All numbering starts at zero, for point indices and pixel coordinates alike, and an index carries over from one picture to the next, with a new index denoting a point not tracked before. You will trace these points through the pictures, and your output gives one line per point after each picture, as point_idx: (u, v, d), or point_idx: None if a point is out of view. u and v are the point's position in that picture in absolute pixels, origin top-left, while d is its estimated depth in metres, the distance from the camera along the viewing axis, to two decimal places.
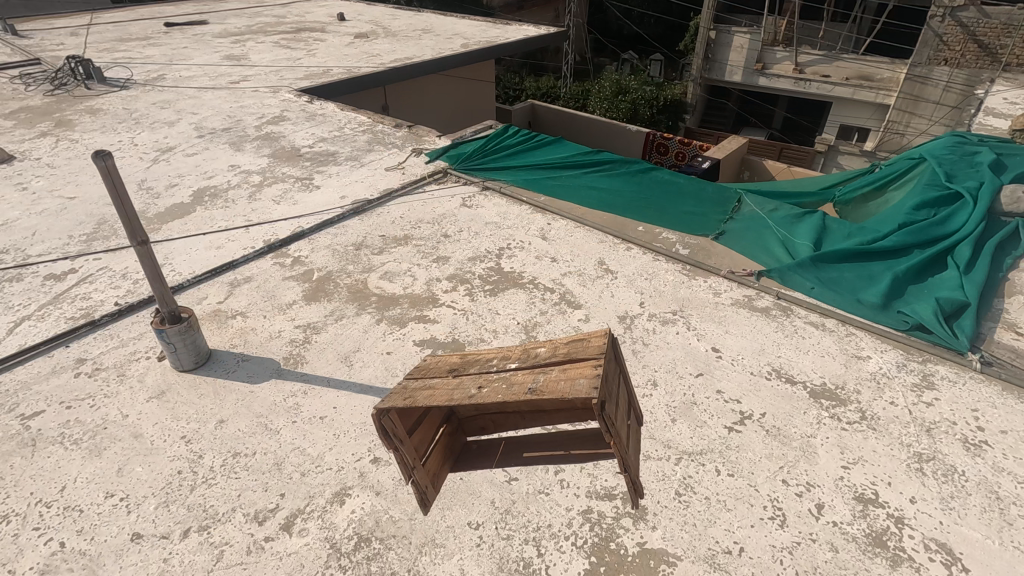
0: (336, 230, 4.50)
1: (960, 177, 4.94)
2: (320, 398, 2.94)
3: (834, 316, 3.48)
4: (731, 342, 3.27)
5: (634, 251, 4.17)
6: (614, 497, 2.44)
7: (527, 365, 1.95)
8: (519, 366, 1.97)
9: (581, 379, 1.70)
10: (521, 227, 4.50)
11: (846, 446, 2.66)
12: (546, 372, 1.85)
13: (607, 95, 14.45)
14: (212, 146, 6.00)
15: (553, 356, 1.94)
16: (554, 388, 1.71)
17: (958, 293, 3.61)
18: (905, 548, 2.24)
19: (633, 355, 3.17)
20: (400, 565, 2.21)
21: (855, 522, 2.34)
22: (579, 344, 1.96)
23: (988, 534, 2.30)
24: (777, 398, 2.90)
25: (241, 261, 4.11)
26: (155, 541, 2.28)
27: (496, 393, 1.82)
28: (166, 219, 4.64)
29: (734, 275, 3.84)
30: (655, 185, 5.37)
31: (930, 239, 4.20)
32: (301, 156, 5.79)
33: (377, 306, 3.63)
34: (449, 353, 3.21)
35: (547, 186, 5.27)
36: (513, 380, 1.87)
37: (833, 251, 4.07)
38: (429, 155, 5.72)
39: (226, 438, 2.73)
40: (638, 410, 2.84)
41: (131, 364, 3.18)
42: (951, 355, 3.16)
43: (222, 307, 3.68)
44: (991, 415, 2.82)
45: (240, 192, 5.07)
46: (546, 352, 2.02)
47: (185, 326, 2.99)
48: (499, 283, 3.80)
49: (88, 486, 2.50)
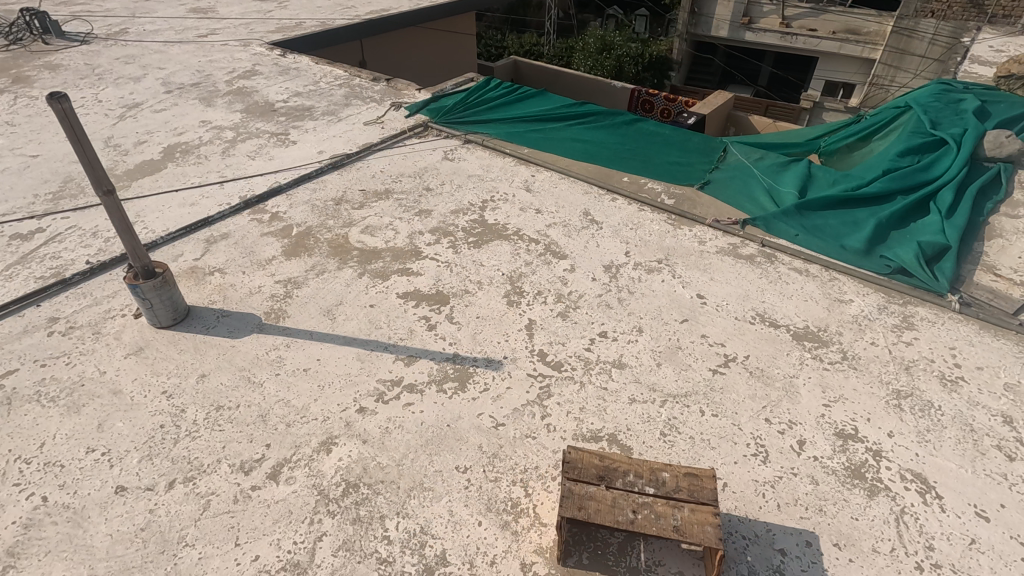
0: (314, 185, 4.39)
1: (945, 124, 4.83)
2: (304, 351, 2.98)
3: (817, 262, 3.56)
4: (715, 289, 3.34)
5: (619, 201, 4.18)
6: (600, 439, 2.52)
7: (666, 494, 2.08)
8: (656, 492, 2.09)
9: (713, 529, 1.96)
10: (504, 180, 4.45)
11: (827, 385, 2.76)
12: (682, 508, 2.03)
13: (592, 50, 14.07)
14: (181, 101, 5.76)
15: (679, 492, 2.09)
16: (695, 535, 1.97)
17: (939, 237, 3.67)
18: (882, 478, 2.37)
19: (619, 303, 3.24)
20: (388, 508, 2.30)
21: (835, 455, 2.46)
22: (697, 482, 2.13)
23: (961, 463, 2.43)
24: (761, 341, 3.00)
25: (216, 217, 3.99)
26: (141, 493, 2.35)
27: (651, 525, 1.98)
28: (136, 176, 4.48)
29: (719, 223, 3.87)
30: (639, 136, 5.27)
31: (914, 185, 4.19)
32: (275, 111, 5.58)
33: (361, 260, 3.60)
34: (434, 305, 3.24)
35: (531, 138, 5.16)
36: (658, 514, 2.01)
37: (818, 198, 4.07)
38: (409, 108, 5.55)
39: (208, 391, 2.77)
40: (623, 355, 2.92)
41: (106, 322, 3.16)
42: (931, 297, 3.27)
43: (198, 263, 3.59)
44: (968, 352, 2.94)
45: (213, 147, 4.90)
46: (673, 479, 2.14)
47: (159, 281, 2.93)
48: (482, 235, 3.80)
49: (69, 442, 2.54)
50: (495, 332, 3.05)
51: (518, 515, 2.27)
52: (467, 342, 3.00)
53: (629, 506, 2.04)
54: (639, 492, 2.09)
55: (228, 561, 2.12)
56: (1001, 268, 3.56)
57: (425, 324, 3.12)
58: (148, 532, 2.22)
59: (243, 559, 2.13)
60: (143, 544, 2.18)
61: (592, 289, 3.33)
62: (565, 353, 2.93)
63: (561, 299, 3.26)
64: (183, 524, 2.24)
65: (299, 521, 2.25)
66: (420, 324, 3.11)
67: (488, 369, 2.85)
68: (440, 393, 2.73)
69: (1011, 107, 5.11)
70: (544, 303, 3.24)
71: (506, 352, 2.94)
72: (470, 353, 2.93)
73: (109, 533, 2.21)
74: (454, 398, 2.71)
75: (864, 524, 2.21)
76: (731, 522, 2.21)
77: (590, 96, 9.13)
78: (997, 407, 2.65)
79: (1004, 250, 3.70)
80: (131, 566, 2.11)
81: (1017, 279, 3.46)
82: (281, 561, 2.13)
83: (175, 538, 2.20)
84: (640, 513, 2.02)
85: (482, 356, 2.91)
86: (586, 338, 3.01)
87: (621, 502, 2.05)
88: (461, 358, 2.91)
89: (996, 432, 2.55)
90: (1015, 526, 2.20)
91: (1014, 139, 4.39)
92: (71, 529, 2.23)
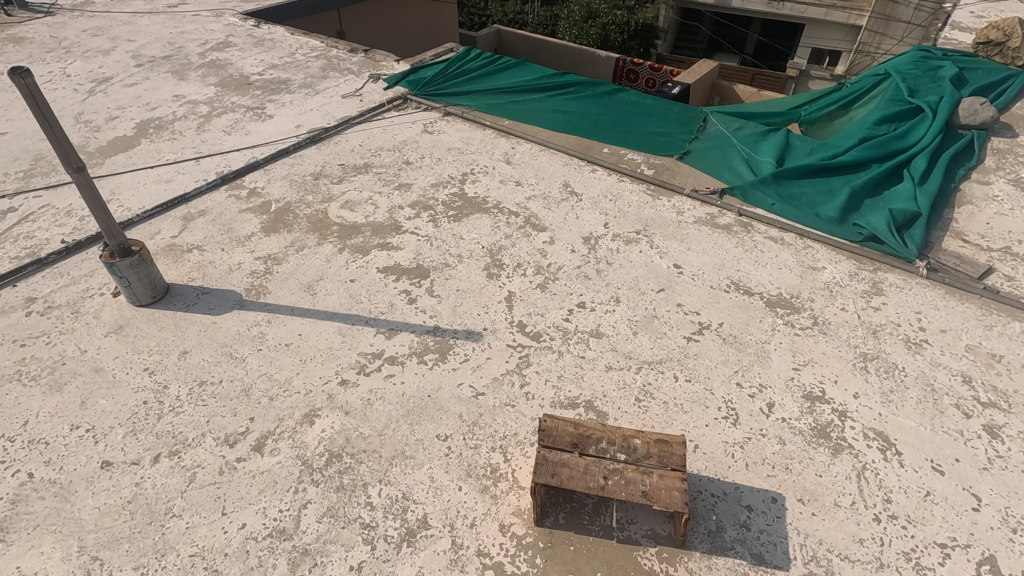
0: (292, 160, 4.34)
1: (922, 93, 4.84)
2: (286, 326, 3.00)
3: (793, 231, 3.63)
4: (692, 259, 3.40)
5: (599, 172, 4.22)
6: (578, 406, 2.60)
7: (635, 461, 2.15)
8: (626, 459, 2.17)
9: (679, 494, 2.05)
10: (485, 152, 4.44)
11: (798, 349, 2.86)
12: (651, 474, 2.11)
13: (578, 18, 13.80)
14: (153, 75, 5.61)
15: (648, 459, 2.16)
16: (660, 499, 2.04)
17: (911, 204, 3.76)
18: (846, 436, 2.49)
19: (597, 274, 3.29)
20: (371, 476, 2.36)
21: (803, 417, 2.57)
22: (666, 449, 2.20)
23: (921, 421, 2.54)
24: (735, 309, 3.08)
25: (192, 194, 3.95)
26: (127, 467, 2.39)
27: (620, 491, 2.07)
28: (109, 153, 4.40)
29: (697, 193, 3.93)
30: (620, 107, 5.24)
31: (888, 153, 4.24)
32: (251, 84, 5.46)
33: (340, 235, 3.60)
34: (414, 279, 3.27)
35: (511, 110, 5.13)
36: (628, 480, 2.09)
37: (795, 168, 4.11)
38: (388, 80, 5.46)
39: (191, 367, 2.80)
40: (600, 325, 2.98)
41: (85, 301, 3.15)
42: (900, 263, 3.37)
43: (176, 241, 3.57)
44: (933, 316, 3.05)
45: (188, 122, 4.81)
46: (643, 445, 2.22)
47: (136, 259, 2.92)
48: (462, 208, 3.82)
49: (52, 420, 2.57)
50: (475, 305, 3.10)
51: (497, 480, 2.35)
52: (447, 315, 3.04)
53: (601, 473, 2.12)
54: (610, 459, 2.17)
55: (215, 530, 2.19)
56: (969, 234, 3.65)
57: (405, 298, 3.15)
58: (136, 504, 2.27)
59: (230, 528, 2.20)
60: (130, 516, 2.23)
61: (571, 261, 3.38)
62: (544, 323, 2.99)
63: (540, 271, 3.30)
64: (169, 496, 2.29)
65: (284, 490, 2.31)
66: (400, 299, 3.14)
67: (468, 341, 2.90)
68: (420, 364, 2.79)
69: (987, 74, 5.14)
70: (523, 276, 3.28)
71: (485, 324, 2.99)
72: (450, 326, 2.98)
73: (96, 506, 2.26)
74: (434, 369, 2.77)
75: (827, 480, 2.33)
76: (701, 481, 2.33)
77: (573, 66, 8.99)
78: (957, 367, 2.77)
79: (973, 216, 3.79)
80: (119, 537, 2.17)
81: (984, 244, 3.55)
82: (267, 528, 2.20)
83: (162, 509, 2.25)
84: (611, 479, 2.10)
85: (462, 328, 2.96)
86: (564, 309, 3.07)
87: (593, 469, 2.13)
88: (441, 331, 2.96)
89: (955, 391, 2.67)
90: (967, 479, 2.33)
91: (988, 106, 4.45)
92: (58, 503, 2.27)
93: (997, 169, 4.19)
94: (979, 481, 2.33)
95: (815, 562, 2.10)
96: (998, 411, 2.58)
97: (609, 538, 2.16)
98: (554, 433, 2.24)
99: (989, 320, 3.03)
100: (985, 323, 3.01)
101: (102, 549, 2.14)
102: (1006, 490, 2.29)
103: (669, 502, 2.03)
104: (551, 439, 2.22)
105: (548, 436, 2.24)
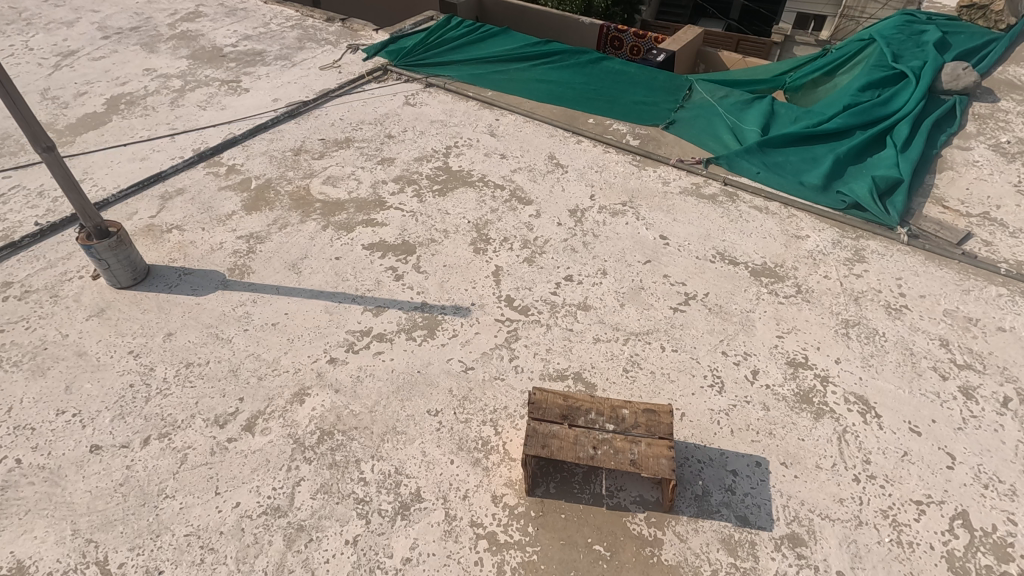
0: (271, 135, 4.24)
1: (906, 58, 4.81)
2: (271, 306, 2.97)
3: (777, 199, 3.67)
4: (678, 230, 3.42)
5: (585, 143, 4.19)
6: (566, 377, 2.63)
7: (624, 431, 2.19)
8: (615, 429, 2.21)
9: (667, 462, 2.09)
10: (468, 124, 4.37)
11: (781, 317, 2.91)
12: (639, 443, 2.15)
13: None
14: (121, 47, 5.39)
15: (636, 428, 2.20)
16: (649, 469, 2.08)
17: (893, 171, 3.79)
18: (828, 401, 2.55)
19: (584, 247, 3.30)
20: (363, 452, 2.38)
21: (786, 383, 2.62)
22: (654, 418, 2.24)
23: (899, 384, 2.62)
24: (720, 279, 3.11)
25: (168, 172, 3.85)
26: (117, 450, 2.38)
27: (609, 460, 2.11)
28: (80, 131, 4.25)
29: (682, 163, 3.93)
30: (604, 77, 5.15)
31: (872, 120, 4.25)
32: (224, 56, 5.28)
33: (324, 212, 3.55)
34: (401, 256, 3.25)
35: (494, 81, 5.04)
36: (617, 449, 2.14)
37: (779, 136, 4.11)
38: (366, 51, 5.31)
39: (177, 349, 2.77)
40: (588, 298, 3.00)
41: (63, 285, 3.08)
42: (882, 230, 3.42)
43: (154, 221, 3.49)
44: (913, 282, 3.11)
45: (160, 97, 4.66)
46: (632, 415, 2.25)
47: (114, 241, 2.86)
48: (447, 182, 3.78)
49: (37, 405, 2.54)
50: (462, 280, 3.10)
51: (489, 452, 2.38)
52: (435, 291, 3.04)
53: (590, 443, 2.16)
54: (599, 429, 2.21)
55: (209, 509, 2.20)
56: (949, 201, 3.69)
57: (392, 275, 3.13)
58: (127, 487, 2.27)
59: (224, 506, 2.21)
60: (123, 498, 2.24)
61: (558, 235, 3.37)
62: (532, 297, 2.99)
63: (527, 245, 3.30)
64: (161, 477, 2.30)
65: (277, 469, 2.32)
66: (387, 276, 3.12)
67: (456, 317, 2.90)
68: (409, 341, 2.80)
69: (970, 39, 5.11)
70: (510, 250, 3.28)
71: (473, 299, 2.99)
72: (437, 302, 2.98)
73: (88, 490, 2.26)
74: (423, 345, 2.78)
75: (809, 444, 2.40)
76: (688, 448, 2.38)
77: (556, 33, 8.74)
78: (935, 331, 2.84)
79: (953, 181, 3.83)
80: (113, 519, 2.18)
81: (963, 210, 3.60)
82: (261, 506, 2.21)
83: (155, 491, 2.26)
84: (600, 449, 2.14)
85: (450, 304, 2.96)
86: (552, 283, 3.07)
87: (583, 439, 2.17)
88: (429, 307, 2.95)
89: (933, 354, 2.74)
90: (942, 438, 2.42)
91: (970, 71, 4.44)
92: (49, 488, 2.27)
93: (978, 135, 4.22)
94: (953, 440, 2.41)
95: (797, 522, 2.18)
96: (973, 372, 2.66)
97: (598, 507, 2.21)
98: (543, 408, 2.26)
99: (966, 284, 3.09)
100: (963, 287, 3.07)
101: (96, 532, 2.14)
102: (978, 449, 2.38)
103: (658, 470, 2.07)
104: (540, 416, 2.24)
105: (539, 411, 2.26)
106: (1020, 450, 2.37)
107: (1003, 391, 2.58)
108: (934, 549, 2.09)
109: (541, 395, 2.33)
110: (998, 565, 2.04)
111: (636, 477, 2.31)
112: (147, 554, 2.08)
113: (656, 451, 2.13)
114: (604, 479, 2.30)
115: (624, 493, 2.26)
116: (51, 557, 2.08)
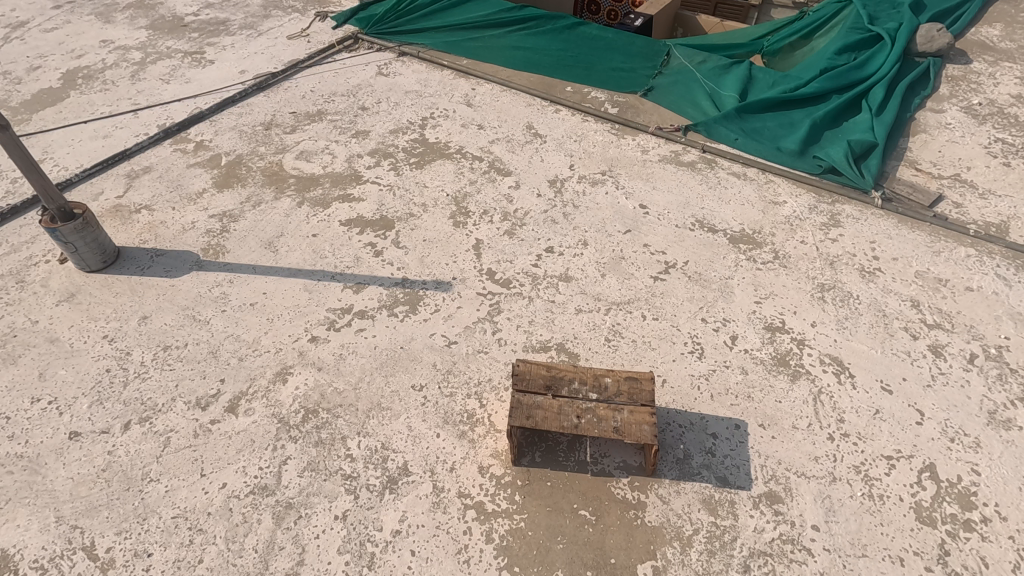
0: (239, 109, 4.10)
1: (882, 20, 4.77)
2: (248, 285, 2.93)
3: (754, 165, 3.70)
4: (657, 199, 3.42)
5: (563, 112, 4.14)
6: (549, 348, 2.65)
7: (606, 399, 2.23)
8: (598, 398, 2.24)
9: (649, 428, 2.14)
10: (444, 95, 4.28)
11: (759, 284, 2.96)
12: (621, 411, 2.19)
13: None
14: (74, 18, 5.12)
15: (618, 396, 2.24)
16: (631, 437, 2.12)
17: (868, 135, 3.81)
18: (804, 363, 2.62)
19: (564, 218, 3.29)
20: (349, 429, 2.39)
21: (764, 347, 2.68)
22: (636, 386, 2.28)
23: (873, 345, 2.69)
24: (700, 247, 3.14)
25: (134, 149, 3.71)
26: (97, 436, 2.35)
27: (593, 428, 2.14)
28: (36, 108, 4.06)
29: (661, 131, 3.92)
30: (581, 41, 5.01)
31: (847, 84, 4.24)
32: (186, 26, 5.04)
33: (298, 188, 3.47)
34: (379, 232, 3.20)
35: (469, 49, 4.91)
36: (600, 418, 2.17)
37: (757, 101, 4.10)
38: (336, 19, 5.13)
39: (153, 332, 2.72)
40: (569, 269, 3.01)
41: (29, 270, 2.99)
42: (857, 195, 3.47)
43: (122, 201, 3.38)
44: (886, 245, 3.17)
45: (120, 71, 4.45)
46: (614, 384, 2.28)
47: (80, 223, 2.76)
48: (423, 155, 3.71)
49: (10, 393, 2.49)
50: (443, 255, 3.07)
51: (474, 425, 2.40)
52: (414, 266, 3.01)
53: (574, 412, 2.19)
54: (582, 399, 2.24)
55: (196, 491, 2.20)
56: (922, 163, 3.74)
57: (371, 251, 3.10)
58: (110, 473, 2.25)
59: (211, 488, 2.21)
60: (106, 483, 2.22)
61: (538, 206, 3.36)
62: (513, 270, 2.99)
63: (507, 217, 3.28)
64: (144, 461, 2.28)
65: (263, 449, 2.32)
66: (366, 252, 3.09)
67: (437, 292, 2.89)
68: (391, 317, 2.78)
69: None
70: (490, 223, 3.25)
71: (454, 273, 2.97)
72: (418, 277, 2.96)
73: (69, 477, 2.23)
74: (405, 321, 2.77)
75: (786, 406, 2.47)
76: (669, 413, 2.44)
77: None
78: (907, 293, 2.92)
79: (926, 144, 3.88)
80: (97, 505, 2.16)
81: (935, 172, 3.66)
82: (249, 486, 2.22)
83: (139, 475, 2.24)
84: (583, 417, 2.17)
85: (431, 279, 2.95)
86: (533, 255, 3.07)
87: (567, 409, 2.20)
88: (409, 283, 2.93)
89: (904, 315, 2.82)
90: (912, 396, 2.50)
91: (944, 32, 4.45)
92: (29, 476, 2.24)
93: (950, 97, 4.27)
94: (923, 397, 2.50)
95: (774, 480, 2.25)
96: (942, 331, 2.75)
97: (583, 476, 2.26)
98: (526, 383, 2.27)
99: (936, 246, 3.17)
100: (934, 249, 3.14)
101: (81, 517, 2.13)
102: (946, 404, 2.47)
103: (640, 437, 2.11)
104: (524, 391, 2.25)
105: (524, 387, 2.26)
106: (984, 405, 2.47)
107: (970, 348, 2.67)
108: (903, 501, 2.19)
109: (525, 366, 2.34)
110: (962, 513, 2.15)
111: (620, 445, 2.36)
112: (135, 538, 2.08)
113: (639, 419, 2.17)
114: (588, 450, 2.34)
115: (606, 462, 2.31)
116: (35, 545, 2.06)
